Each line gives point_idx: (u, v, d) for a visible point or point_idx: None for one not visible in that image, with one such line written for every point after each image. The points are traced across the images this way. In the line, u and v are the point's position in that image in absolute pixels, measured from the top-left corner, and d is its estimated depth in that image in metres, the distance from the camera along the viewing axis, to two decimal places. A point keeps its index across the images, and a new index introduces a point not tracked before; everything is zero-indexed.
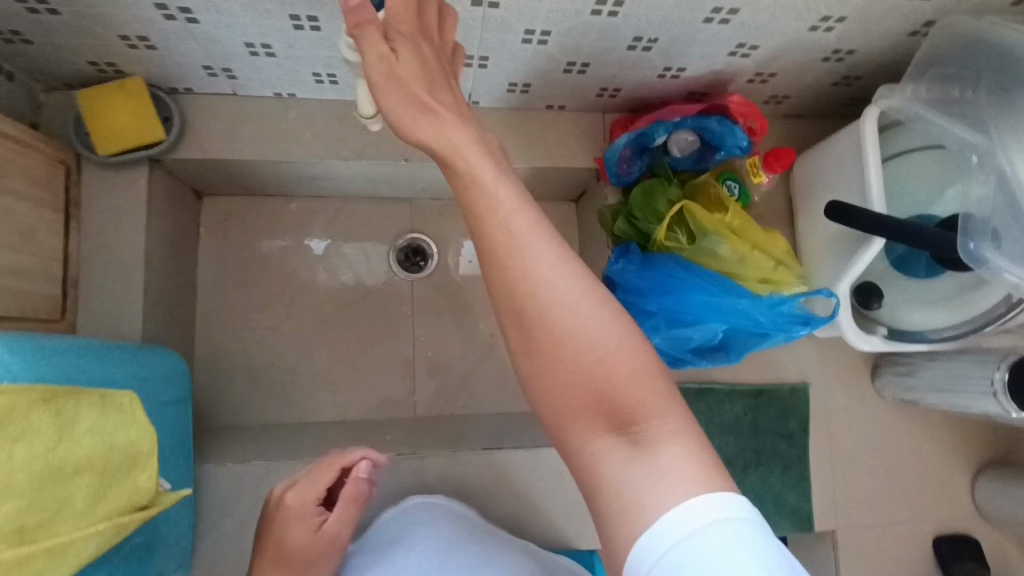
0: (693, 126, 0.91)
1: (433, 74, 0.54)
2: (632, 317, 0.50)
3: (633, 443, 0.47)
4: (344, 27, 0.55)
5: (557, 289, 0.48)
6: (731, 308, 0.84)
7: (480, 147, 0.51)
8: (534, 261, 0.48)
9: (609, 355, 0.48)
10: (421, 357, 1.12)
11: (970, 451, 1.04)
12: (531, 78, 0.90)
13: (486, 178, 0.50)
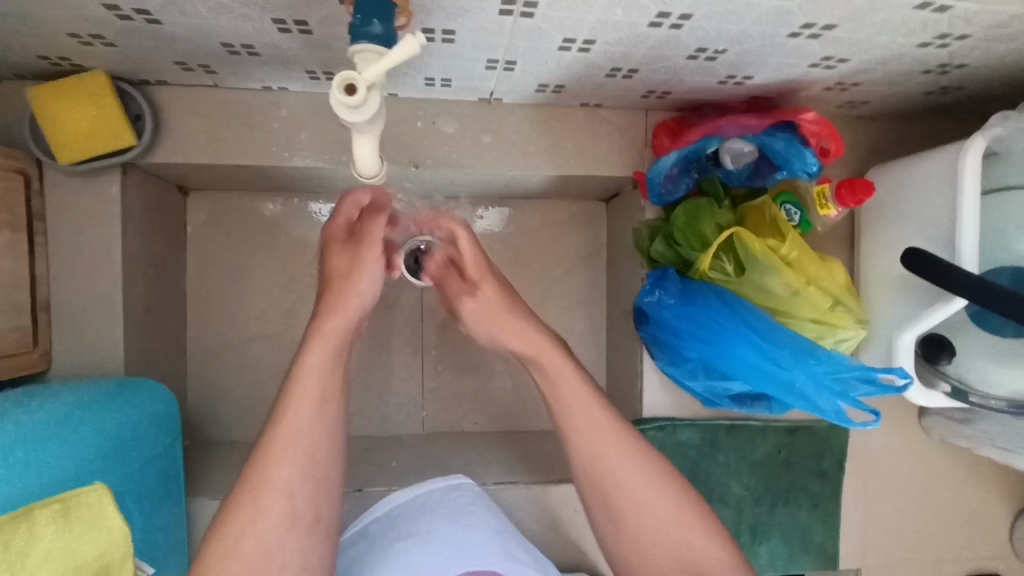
0: (753, 141, 0.78)
1: (511, 303, 0.73)
2: (693, 495, 0.67)
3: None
4: (341, 99, 0.44)
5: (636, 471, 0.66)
6: (783, 371, 0.73)
7: (553, 346, 0.71)
8: (608, 446, 0.67)
9: (681, 524, 0.64)
10: (430, 369, 1.04)
11: (1013, 491, 0.98)
12: (565, 79, 0.75)
13: (564, 377, 0.69)
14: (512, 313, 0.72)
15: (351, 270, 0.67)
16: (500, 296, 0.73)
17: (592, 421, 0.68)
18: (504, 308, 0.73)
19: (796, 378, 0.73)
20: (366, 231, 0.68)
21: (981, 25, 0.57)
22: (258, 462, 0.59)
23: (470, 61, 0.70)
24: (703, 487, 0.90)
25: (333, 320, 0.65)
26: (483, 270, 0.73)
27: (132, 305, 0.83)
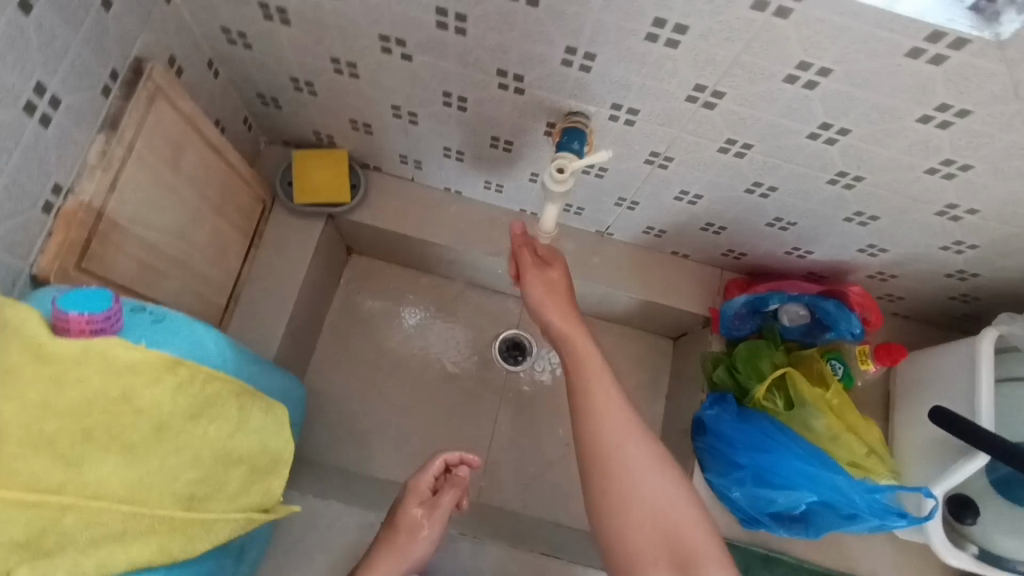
0: (807, 302, 0.98)
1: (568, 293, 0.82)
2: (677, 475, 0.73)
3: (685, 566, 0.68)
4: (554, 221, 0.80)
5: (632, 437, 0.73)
6: (826, 481, 0.85)
7: (573, 312, 0.80)
8: (615, 438, 0.73)
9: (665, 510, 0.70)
10: (497, 447, 1.16)
11: None
12: (669, 226, 1.01)
13: (582, 341, 0.78)
14: (557, 288, 0.82)
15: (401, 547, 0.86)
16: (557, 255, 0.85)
17: (597, 386, 0.76)
18: (556, 314, 0.80)
19: (838, 483, 0.84)
20: (409, 514, 0.88)
21: (986, 238, 0.80)
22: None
23: (606, 196, 0.96)
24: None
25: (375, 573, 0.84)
26: (561, 272, 0.83)
27: (294, 318, 1.04)
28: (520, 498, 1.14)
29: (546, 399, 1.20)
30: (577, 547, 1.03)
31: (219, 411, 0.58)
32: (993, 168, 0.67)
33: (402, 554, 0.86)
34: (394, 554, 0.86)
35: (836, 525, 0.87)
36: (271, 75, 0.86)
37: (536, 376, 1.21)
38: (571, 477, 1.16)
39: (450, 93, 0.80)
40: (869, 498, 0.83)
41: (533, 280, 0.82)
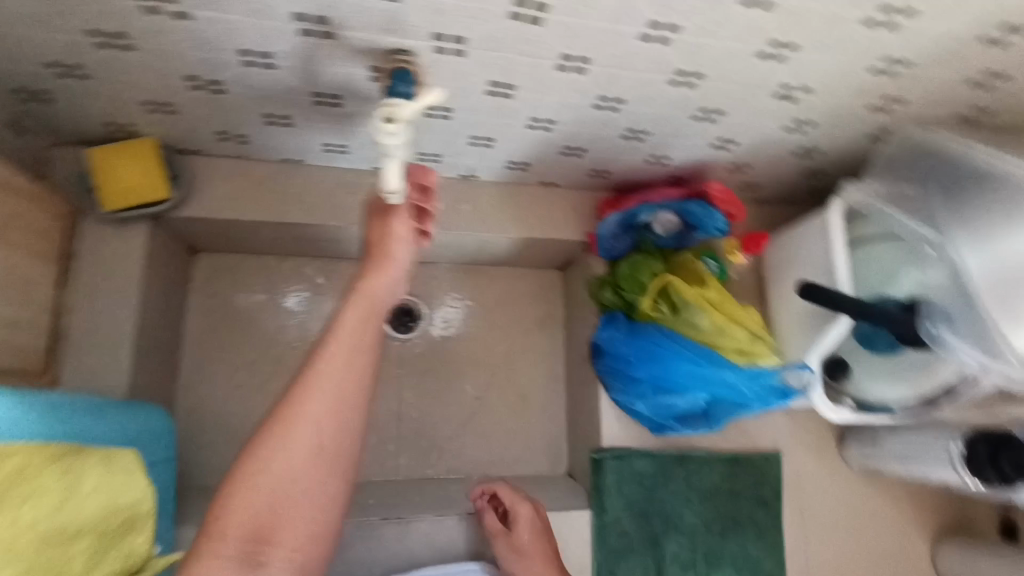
0: (675, 208, 0.99)
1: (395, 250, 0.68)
2: None
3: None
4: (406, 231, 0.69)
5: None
6: (716, 377, 0.90)
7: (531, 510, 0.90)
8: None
9: None
10: (408, 419, 1.11)
11: (930, 519, 1.11)
12: (530, 157, 0.97)
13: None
14: (399, 237, 0.68)
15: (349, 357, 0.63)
16: (528, 512, 0.90)
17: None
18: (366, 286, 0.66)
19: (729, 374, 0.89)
20: (378, 282, 0.67)
21: (821, 113, 0.83)
22: (276, 426, 0.59)
23: (459, 138, 0.90)
24: (659, 516, 0.99)
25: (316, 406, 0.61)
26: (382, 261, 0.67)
27: (141, 341, 0.91)
28: (442, 464, 1.10)
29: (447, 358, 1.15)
30: None
31: (34, 487, 0.49)
32: (815, 44, 0.68)
33: (357, 406, 0.63)
34: (339, 393, 0.62)
35: (732, 412, 0.92)
36: (17, 61, 0.70)
37: (431, 338, 1.15)
38: (488, 428, 1.14)
39: (248, 51, 0.68)
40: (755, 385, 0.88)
41: (518, 510, 0.90)
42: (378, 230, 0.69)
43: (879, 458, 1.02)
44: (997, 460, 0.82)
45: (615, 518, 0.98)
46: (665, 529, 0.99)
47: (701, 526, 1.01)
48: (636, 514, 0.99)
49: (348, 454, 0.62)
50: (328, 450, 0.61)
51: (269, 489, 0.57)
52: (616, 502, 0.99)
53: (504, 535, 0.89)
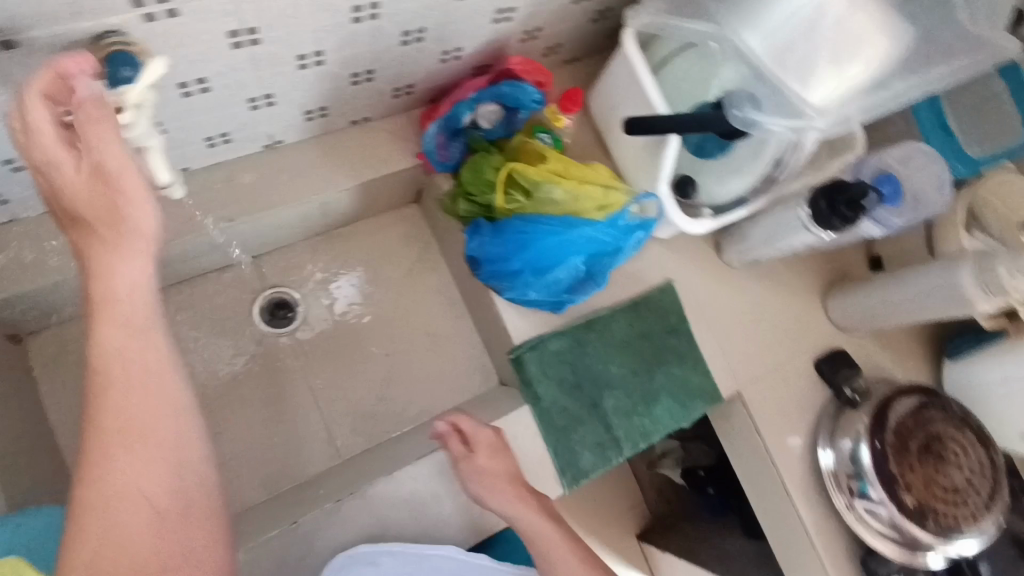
0: (489, 96, 0.98)
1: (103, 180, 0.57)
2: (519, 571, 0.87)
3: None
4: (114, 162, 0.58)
5: (553, 533, 0.83)
6: (580, 237, 0.92)
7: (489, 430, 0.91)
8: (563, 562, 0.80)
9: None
10: (327, 403, 1.07)
11: (815, 282, 1.23)
12: (325, 99, 0.92)
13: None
14: (131, 200, 0.57)
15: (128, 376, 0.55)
16: (491, 435, 0.91)
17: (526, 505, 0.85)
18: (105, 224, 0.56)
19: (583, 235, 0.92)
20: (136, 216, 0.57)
21: None
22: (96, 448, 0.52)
23: (237, 105, 0.83)
24: (590, 381, 1.04)
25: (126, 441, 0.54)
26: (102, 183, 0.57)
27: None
28: (379, 428, 1.08)
29: (340, 330, 1.11)
30: None
31: None
32: None
33: (184, 423, 0.56)
34: (150, 420, 0.54)
35: (610, 264, 0.97)
36: None
37: (316, 319, 1.10)
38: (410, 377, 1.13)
39: None
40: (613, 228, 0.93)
41: (477, 431, 0.90)
42: (86, 234, 0.57)
43: (750, 250, 1.09)
44: (834, 207, 0.90)
45: (553, 400, 1.02)
46: (601, 389, 1.04)
47: (630, 373, 1.07)
48: (569, 389, 1.03)
49: (193, 490, 0.56)
50: (172, 488, 0.54)
51: (115, 538, 0.50)
52: (548, 387, 1.02)
53: (469, 456, 0.89)
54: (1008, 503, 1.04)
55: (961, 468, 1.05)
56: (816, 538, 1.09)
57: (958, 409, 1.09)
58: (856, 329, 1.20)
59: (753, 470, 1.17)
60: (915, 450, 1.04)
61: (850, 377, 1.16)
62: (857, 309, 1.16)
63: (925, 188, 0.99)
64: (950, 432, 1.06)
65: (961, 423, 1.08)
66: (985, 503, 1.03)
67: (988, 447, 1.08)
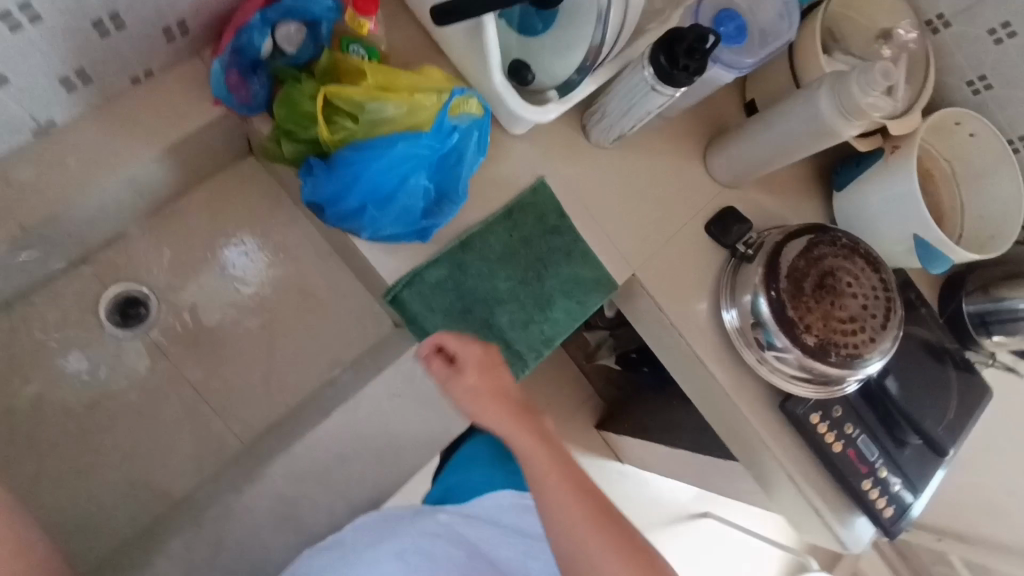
0: (278, 14, 0.84)
1: None
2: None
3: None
4: None
5: (563, 483, 0.69)
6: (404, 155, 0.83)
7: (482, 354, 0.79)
8: (580, 512, 0.67)
9: None
10: (211, 395, 0.99)
11: (694, 142, 1.18)
12: (75, 59, 0.78)
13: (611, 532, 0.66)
14: None
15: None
16: (480, 350, 0.79)
17: (539, 448, 0.72)
18: None
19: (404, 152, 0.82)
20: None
21: None
22: None
23: None
24: (479, 303, 0.99)
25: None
26: None
27: None
28: (276, 404, 1.01)
29: (204, 315, 1.00)
30: (344, 388, 0.96)
31: None
32: None
33: None
34: None
35: (457, 176, 0.88)
36: None
37: (172, 309, 0.99)
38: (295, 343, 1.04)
39: None
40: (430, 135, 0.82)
41: (461, 348, 0.78)
42: None
43: (613, 127, 1.03)
44: (675, 61, 0.84)
45: (445, 332, 0.97)
46: (492, 308, 0.99)
47: (519, 284, 1.02)
48: (459, 317, 0.98)
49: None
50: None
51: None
52: (435, 319, 0.97)
53: (452, 372, 0.78)
54: (902, 317, 1.07)
55: (856, 296, 1.06)
56: (736, 396, 1.11)
57: (845, 239, 1.09)
58: (741, 182, 1.17)
59: (667, 345, 1.17)
60: (810, 290, 1.05)
61: (743, 232, 1.15)
62: (736, 161, 1.12)
63: (772, 22, 0.95)
64: (840, 264, 1.07)
65: (850, 252, 1.08)
66: (881, 323, 1.06)
67: (878, 269, 1.09)
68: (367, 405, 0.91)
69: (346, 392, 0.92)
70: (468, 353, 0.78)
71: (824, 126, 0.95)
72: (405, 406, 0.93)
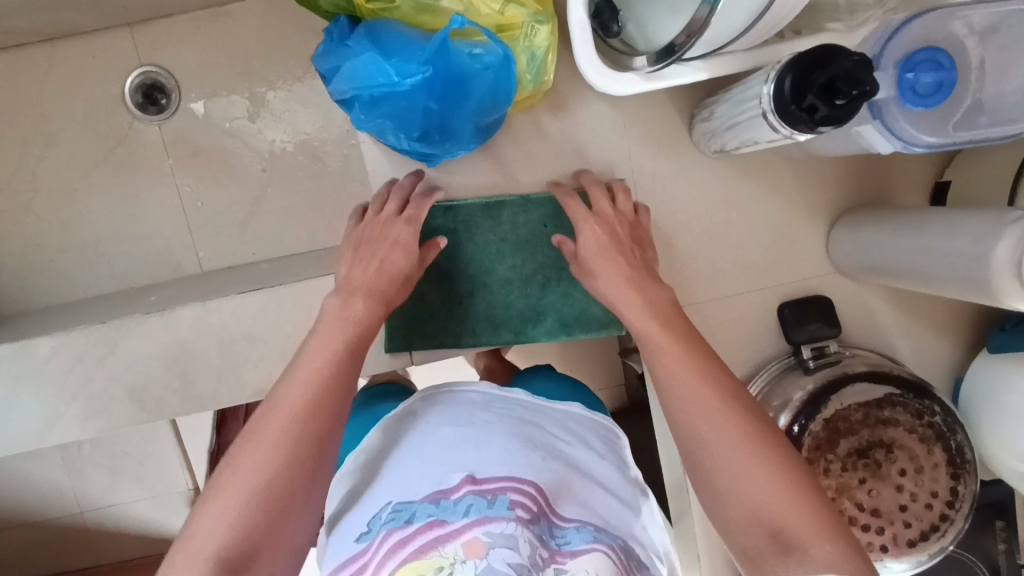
0: None
1: (377, 286, 0.70)
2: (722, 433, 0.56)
3: (791, 558, 0.51)
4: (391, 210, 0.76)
5: (687, 370, 0.61)
6: (409, 81, 0.65)
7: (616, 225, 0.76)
8: (672, 358, 0.62)
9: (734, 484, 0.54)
10: (191, 210, 0.99)
11: (822, 199, 0.88)
12: None
13: (700, 399, 0.58)
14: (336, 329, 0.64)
15: (354, 315, 0.66)
16: (598, 232, 0.75)
17: (661, 341, 0.64)
18: (320, 354, 0.61)
19: (406, 86, 0.66)
20: (355, 307, 0.66)
21: None
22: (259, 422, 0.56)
23: None
24: (461, 272, 0.84)
25: (314, 363, 0.60)
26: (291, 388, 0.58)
27: None
28: (246, 249, 0.99)
29: (218, 130, 0.98)
30: (295, 268, 0.91)
31: None
32: None
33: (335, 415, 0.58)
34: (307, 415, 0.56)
35: (467, 116, 0.72)
36: None
37: (189, 111, 0.98)
38: (287, 200, 0.99)
39: None
40: (445, 64, 0.65)
41: (586, 228, 0.75)
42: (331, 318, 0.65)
43: (716, 137, 0.78)
44: (803, 93, 0.57)
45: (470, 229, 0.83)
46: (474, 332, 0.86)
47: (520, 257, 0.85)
48: (434, 277, 0.84)
49: (307, 458, 0.54)
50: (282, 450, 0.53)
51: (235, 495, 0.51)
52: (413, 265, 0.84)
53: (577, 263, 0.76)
54: (947, 548, 0.78)
55: (899, 490, 0.79)
56: (693, 498, 0.92)
57: (939, 419, 0.79)
58: (857, 277, 0.87)
59: (656, 401, 0.98)
60: (842, 451, 0.79)
61: (818, 335, 0.87)
62: (867, 249, 0.81)
63: (1006, 94, 0.59)
64: (904, 442, 0.79)
65: (931, 437, 0.79)
66: (913, 539, 0.78)
67: (956, 476, 0.79)
68: (296, 300, 0.85)
69: (289, 276, 0.88)
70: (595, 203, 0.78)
71: (988, 279, 0.64)
72: None
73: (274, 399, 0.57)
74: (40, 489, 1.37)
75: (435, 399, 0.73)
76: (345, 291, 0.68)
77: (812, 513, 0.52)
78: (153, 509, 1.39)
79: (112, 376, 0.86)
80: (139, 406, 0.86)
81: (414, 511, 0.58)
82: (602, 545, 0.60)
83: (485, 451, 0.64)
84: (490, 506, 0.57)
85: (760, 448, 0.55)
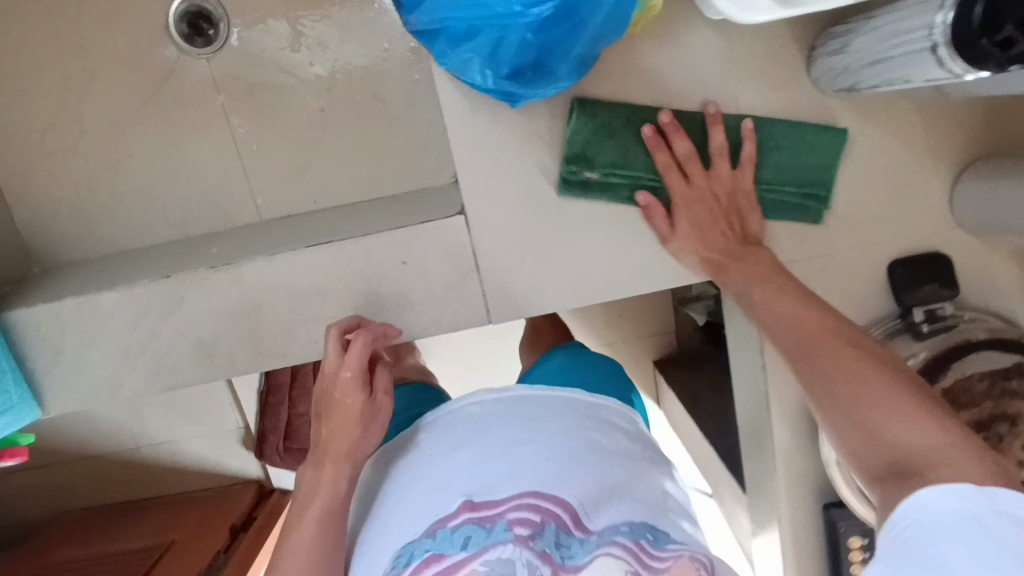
0: None
1: (353, 437, 0.73)
2: (855, 379, 0.58)
3: (908, 480, 0.50)
4: (361, 341, 0.74)
5: (804, 320, 0.65)
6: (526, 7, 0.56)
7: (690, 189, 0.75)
8: (799, 338, 0.63)
9: (886, 439, 0.54)
10: (247, 153, 0.92)
11: (951, 144, 0.78)
12: None
13: (851, 361, 0.59)
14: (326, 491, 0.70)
15: (336, 492, 0.70)
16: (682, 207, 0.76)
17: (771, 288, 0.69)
18: (312, 512, 0.69)
19: (529, 17, 0.57)
20: (322, 473, 0.71)
21: None
22: None
23: None
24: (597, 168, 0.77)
25: (309, 520, 0.68)
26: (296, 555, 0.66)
27: None
28: (304, 197, 0.93)
29: (271, 64, 0.90)
30: (362, 219, 0.85)
31: None
32: None
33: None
34: None
35: (571, 52, 0.63)
36: None
37: (239, 44, 0.89)
38: (347, 143, 0.92)
39: None
40: None
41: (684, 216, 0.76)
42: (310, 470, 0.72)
43: (844, 74, 0.68)
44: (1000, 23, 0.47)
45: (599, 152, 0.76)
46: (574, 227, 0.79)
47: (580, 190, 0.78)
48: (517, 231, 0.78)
49: None
50: None
51: None
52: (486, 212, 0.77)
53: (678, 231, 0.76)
54: None
55: None
56: (778, 461, 0.89)
57: None
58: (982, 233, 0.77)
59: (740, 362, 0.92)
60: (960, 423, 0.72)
61: (931, 296, 0.80)
62: (1002, 205, 0.72)
63: None
64: None
65: None
66: None
67: None
68: (367, 254, 0.80)
69: (357, 229, 0.81)
70: (681, 151, 0.74)
71: None
72: (404, 277, 0.81)
73: (290, 538, 0.68)
74: (104, 431, 1.39)
75: (436, 423, 0.71)
76: (316, 455, 0.73)
77: (938, 441, 0.51)
78: (219, 449, 1.41)
79: (180, 332, 0.82)
80: (208, 363, 0.83)
81: (415, 550, 0.57)
82: (616, 547, 0.57)
83: (481, 468, 0.61)
84: (490, 534, 0.56)
85: (890, 387, 0.56)
